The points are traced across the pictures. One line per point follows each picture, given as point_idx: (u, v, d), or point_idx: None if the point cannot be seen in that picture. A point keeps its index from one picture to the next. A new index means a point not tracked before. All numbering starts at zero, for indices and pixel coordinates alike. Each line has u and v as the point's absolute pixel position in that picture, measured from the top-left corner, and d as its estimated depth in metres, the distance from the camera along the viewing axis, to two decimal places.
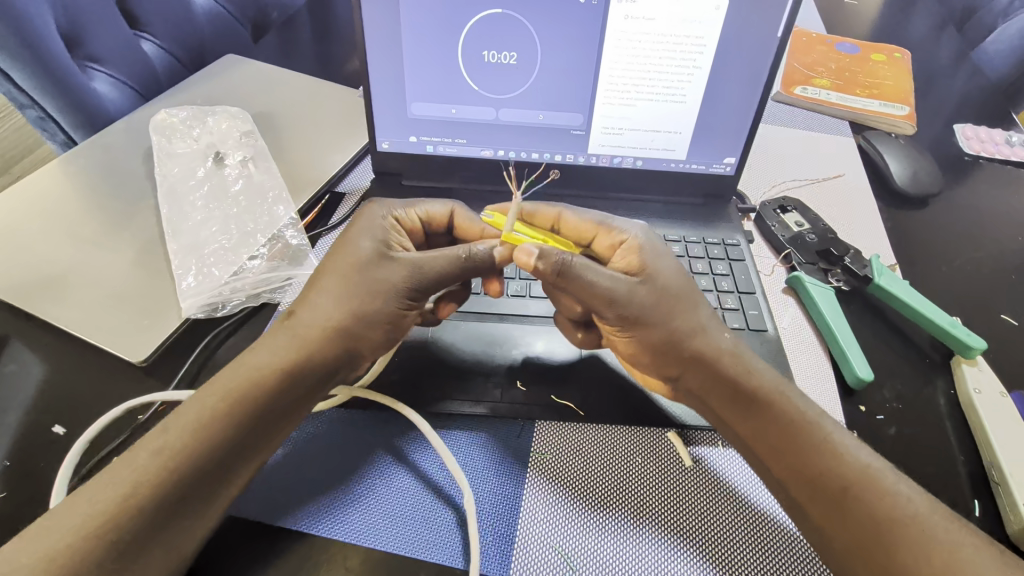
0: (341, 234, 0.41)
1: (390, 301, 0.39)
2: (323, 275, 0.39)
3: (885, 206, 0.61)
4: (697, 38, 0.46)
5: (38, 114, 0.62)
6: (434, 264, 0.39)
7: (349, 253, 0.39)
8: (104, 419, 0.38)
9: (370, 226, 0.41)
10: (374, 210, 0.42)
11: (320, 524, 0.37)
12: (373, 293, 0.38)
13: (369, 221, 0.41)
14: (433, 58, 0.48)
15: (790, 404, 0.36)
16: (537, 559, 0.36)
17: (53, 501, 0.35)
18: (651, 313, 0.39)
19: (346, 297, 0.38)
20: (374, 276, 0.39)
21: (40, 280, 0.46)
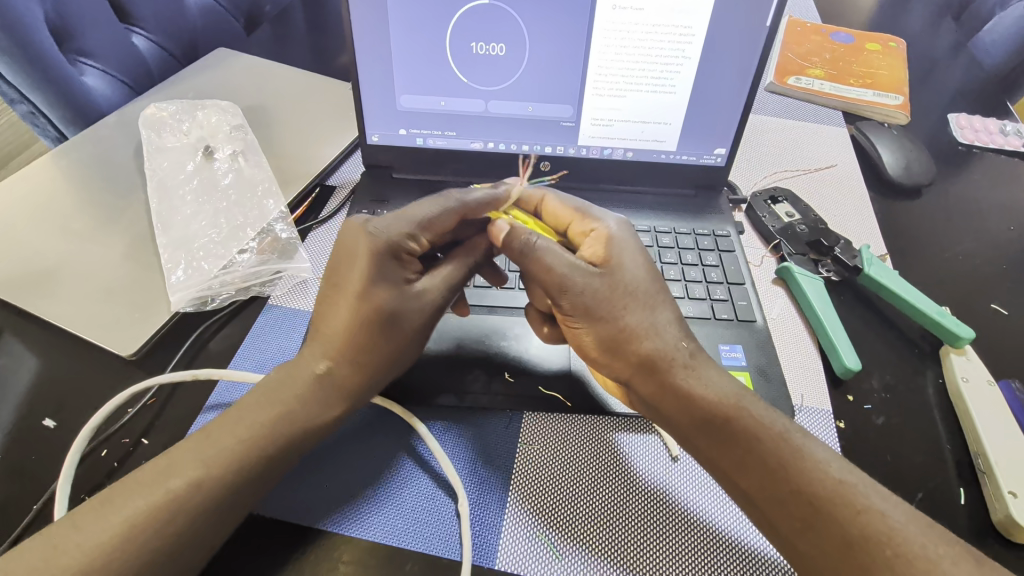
0: (337, 267, 0.38)
1: (425, 323, 0.40)
2: (335, 310, 0.38)
3: (877, 196, 0.61)
4: (684, 27, 0.46)
5: (28, 109, 0.62)
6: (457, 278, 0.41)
7: (375, 304, 0.37)
8: (103, 412, 0.39)
9: (380, 267, 0.38)
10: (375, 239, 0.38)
11: (310, 515, 0.37)
12: (407, 321, 0.39)
13: (376, 254, 0.38)
14: (421, 49, 0.48)
15: (746, 416, 0.35)
16: (521, 547, 0.36)
17: (58, 510, 0.35)
18: (603, 312, 0.38)
19: (380, 346, 0.38)
20: (413, 320, 0.39)
21: (30, 274, 0.46)
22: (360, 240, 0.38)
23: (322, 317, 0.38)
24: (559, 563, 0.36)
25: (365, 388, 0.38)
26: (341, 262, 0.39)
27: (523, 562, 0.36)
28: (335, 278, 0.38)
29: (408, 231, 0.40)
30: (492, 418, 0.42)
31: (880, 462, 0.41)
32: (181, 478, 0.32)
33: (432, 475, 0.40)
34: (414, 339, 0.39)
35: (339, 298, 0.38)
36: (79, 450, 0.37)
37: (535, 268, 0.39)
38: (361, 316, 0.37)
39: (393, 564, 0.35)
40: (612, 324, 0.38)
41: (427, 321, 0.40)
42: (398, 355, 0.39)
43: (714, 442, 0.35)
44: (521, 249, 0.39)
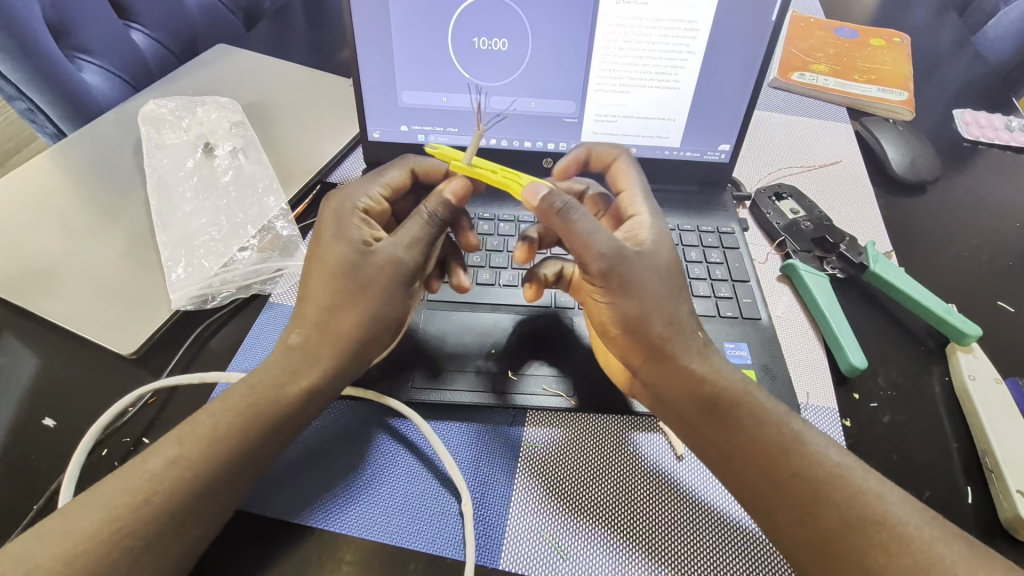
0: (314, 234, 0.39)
1: (396, 288, 0.38)
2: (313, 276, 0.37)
3: (882, 192, 0.60)
4: (690, 22, 0.45)
5: (27, 106, 0.61)
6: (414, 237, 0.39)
7: (331, 255, 0.37)
8: (103, 421, 0.37)
9: (339, 225, 0.39)
10: (338, 203, 0.40)
11: (312, 516, 0.37)
12: (374, 281, 0.37)
13: (336, 216, 0.39)
14: (422, 44, 0.47)
15: (754, 405, 0.35)
16: (527, 548, 0.36)
17: (62, 500, 0.35)
18: (627, 288, 0.37)
19: (340, 297, 0.37)
20: (367, 273, 0.37)
21: (29, 272, 0.46)
22: (334, 205, 0.40)
23: (308, 281, 0.38)
24: (564, 564, 0.35)
25: (324, 345, 0.36)
26: (322, 227, 0.39)
27: (528, 563, 0.35)
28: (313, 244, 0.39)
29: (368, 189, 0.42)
30: (496, 417, 0.42)
31: (887, 461, 0.41)
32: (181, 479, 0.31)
33: (436, 474, 0.39)
34: (371, 294, 0.37)
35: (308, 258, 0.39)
36: (88, 446, 0.37)
37: (573, 237, 0.37)
38: (337, 274, 0.37)
39: (397, 564, 0.35)
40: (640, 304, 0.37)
41: (398, 281, 0.38)
42: (362, 315, 0.37)
43: (719, 431, 0.35)
44: (559, 210, 0.37)
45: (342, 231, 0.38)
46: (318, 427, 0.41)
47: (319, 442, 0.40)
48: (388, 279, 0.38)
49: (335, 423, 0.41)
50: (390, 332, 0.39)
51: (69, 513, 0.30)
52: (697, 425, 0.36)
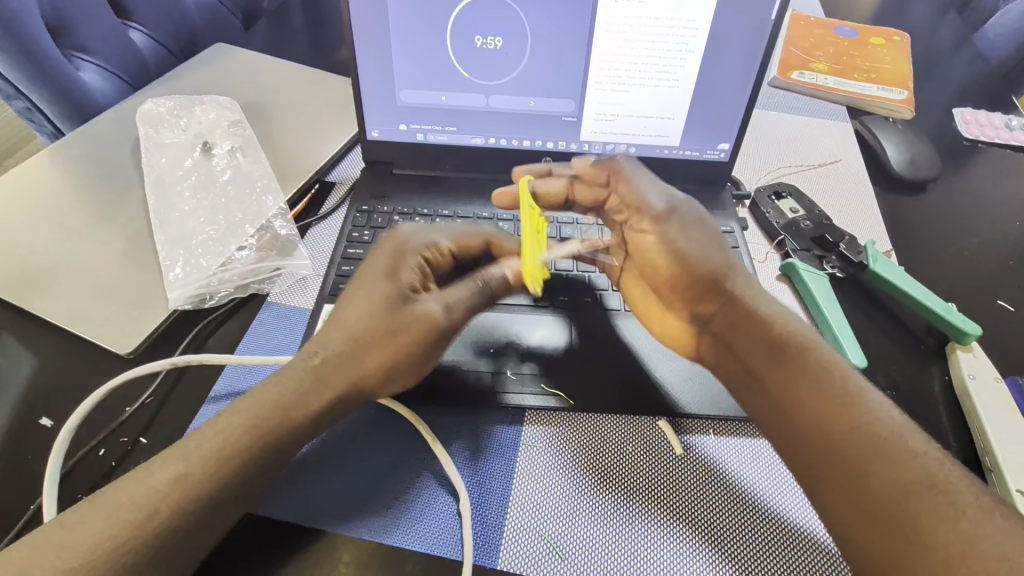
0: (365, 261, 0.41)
1: (423, 343, 0.39)
2: (353, 297, 0.39)
3: (882, 191, 0.60)
4: (689, 21, 0.45)
5: (24, 105, 0.61)
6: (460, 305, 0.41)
7: (377, 295, 0.39)
8: (76, 415, 0.38)
9: (391, 269, 0.40)
10: (399, 242, 0.42)
11: (309, 516, 0.37)
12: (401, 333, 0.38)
13: (392, 255, 0.41)
14: (421, 43, 0.47)
15: (819, 351, 0.36)
16: (525, 547, 0.36)
17: (47, 514, 0.34)
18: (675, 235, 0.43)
19: (369, 344, 0.37)
20: (404, 321, 0.38)
21: (27, 271, 0.45)
22: (394, 244, 0.42)
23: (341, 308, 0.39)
24: (562, 562, 0.35)
25: (336, 376, 0.36)
26: (379, 260, 0.41)
27: (525, 561, 0.35)
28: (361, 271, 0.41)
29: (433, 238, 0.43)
30: (494, 417, 0.42)
31: None
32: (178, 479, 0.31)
33: (433, 473, 0.39)
34: (403, 342, 0.38)
35: (356, 284, 0.40)
36: (63, 447, 0.37)
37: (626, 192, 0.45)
38: (381, 322, 0.38)
39: (394, 565, 0.35)
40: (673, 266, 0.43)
41: (425, 342, 0.39)
42: (383, 360, 0.38)
43: (782, 372, 0.36)
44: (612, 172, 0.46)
45: (394, 275, 0.40)
46: None
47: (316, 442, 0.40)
48: (420, 333, 0.39)
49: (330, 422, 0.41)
50: (402, 379, 0.39)
51: (66, 514, 0.30)
52: (759, 370, 0.37)
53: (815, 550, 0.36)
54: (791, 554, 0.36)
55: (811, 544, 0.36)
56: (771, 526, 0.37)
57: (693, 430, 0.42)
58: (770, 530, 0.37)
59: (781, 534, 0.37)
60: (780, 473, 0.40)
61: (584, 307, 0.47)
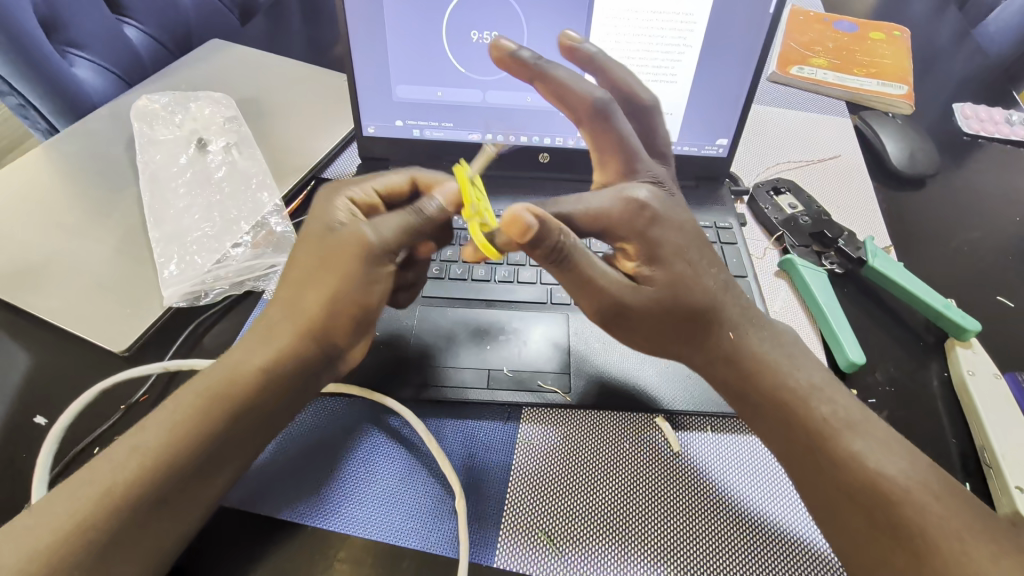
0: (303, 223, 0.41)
1: (357, 268, 0.37)
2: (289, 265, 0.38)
3: (881, 187, 0.60)
4: (686, 15, 0.45)
5: (19, 102, 0.61)
6: (391, 228, 0.39)
7: (314, 252, 0.38)
8: (77, 407, 0.38)
9: (321, 220, 0.39)
10: (328, 196, 0.41)
11: (306, 514, 0.36)
12: (334, 264, 0.37)
13: (320, 208, 0.40)
14: (416, 38, 0.47)
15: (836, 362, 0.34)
16: (521, 545, 0.36)
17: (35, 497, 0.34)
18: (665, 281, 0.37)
19: (315, 291, 0.37)
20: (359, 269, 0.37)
21: (21, 268, 0.45)
22: (324, 200, 0.41)
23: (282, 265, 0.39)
24: (559, 562, 0.35)
25: (282, 325, 0.36)
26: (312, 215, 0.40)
27: (523, 559, 0.35)
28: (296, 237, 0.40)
29: (360, 189, 0.41)
30: (491, 415, 0.42)
31: None
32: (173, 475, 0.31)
33: (429, 470, 0.39)
34: (332, 270, 0.37)
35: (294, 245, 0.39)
36: (57, 437, 0.37)
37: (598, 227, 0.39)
38: (310, 261, 0.37)
39: (392, 564, 0.35)
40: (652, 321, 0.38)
41: (359, 269, 0.37)
42: (324, 294, 0.37)
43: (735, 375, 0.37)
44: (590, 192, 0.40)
45: (328, 225, 0.39)
46: (312, 425, 0.40)
47: (312, 440, 0.40)
48: (352, 253, 0.37)
49: (326, 419, 0.41)
50: (364, 315, 0.38)
51: None
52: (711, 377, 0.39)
53: (816, 543, 0.36)
54: (790, 552, 0.36)
55: (809, 541, 0.36)
56: (769, 523, 0.37)
57: (691, 427, 0.41)
58: (768, 526, 0.37)
59: (781, 529, 0.37)
60: (778, 470, 0.39)
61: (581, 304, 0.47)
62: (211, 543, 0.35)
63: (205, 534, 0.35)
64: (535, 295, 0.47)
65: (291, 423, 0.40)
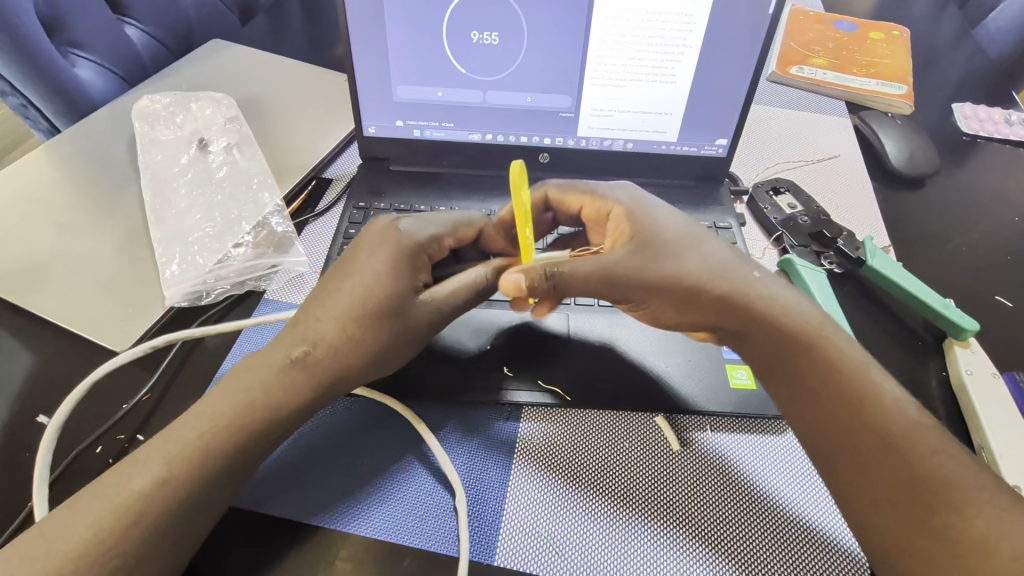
0: (353, 258, 0.39)
1: (417, 341, 0.39)
2: (332, 303, 0.37)
3: (880, 186, 0.60)
4: (686, 16, 0.45)
5: (20, 102, 0.61)
6: (459, 295, 0.41)
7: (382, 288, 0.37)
8: (72, 397, 0.38)
9: (399, 265, 0.39)
10: (402, 233, 0.40)
11: (307, 512, 0.37)
12: (404, 331, 0.38)
13: (396, 248, 0.39)
14: (417, 40, 0.47)
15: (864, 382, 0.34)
16: (520, 542, 0.36)
17: (35, 508, 0.34)
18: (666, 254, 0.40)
19: (370, 334, 0.37)
20: (406, 318, 0.38)
21: (25, 268, 0.45)
22: (391, 234, 0.40)
23: (326, 300, 0.37)
24: (558, 559, 0.35)
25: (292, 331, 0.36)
26: (372, 248, 0.39)
27: (522, 555, 0.35)
28: (343, 269, 0.38)
29: (433, 232, 0.42)
30: (490, 415, 0.42)
31: None
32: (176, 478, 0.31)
33: (432, 471, 0.39)
34: (396, 333, 0.38)
35: (333, 291, 0.38)
36: (48, 450, 0.36)
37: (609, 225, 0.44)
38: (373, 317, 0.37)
39: (394, 563, 0.35)
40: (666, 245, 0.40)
41: (425, 335, 0.39)
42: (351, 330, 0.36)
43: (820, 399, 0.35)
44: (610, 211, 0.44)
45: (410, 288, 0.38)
46: (310, 425, 0.41)
47: (311, 437, 0.40)
48: (427, 326, 0.39)
49: (330, 420, 0.41)
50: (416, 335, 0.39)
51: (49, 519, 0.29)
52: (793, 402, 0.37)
53: (817, 539, 0.36)
54: (789, 555, 0.36)
55: (809, 541, 0.36)
56: (765, 523, 0.37)
57: (691, 427, 0.42)
58: (767, 527, 0.37)
59: (783, 527, 0.37)
60: (777, 471, 0.39)
61: (581, 304, 0.47)
62: (212, 546, 0.35)
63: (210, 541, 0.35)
64: None
65: None
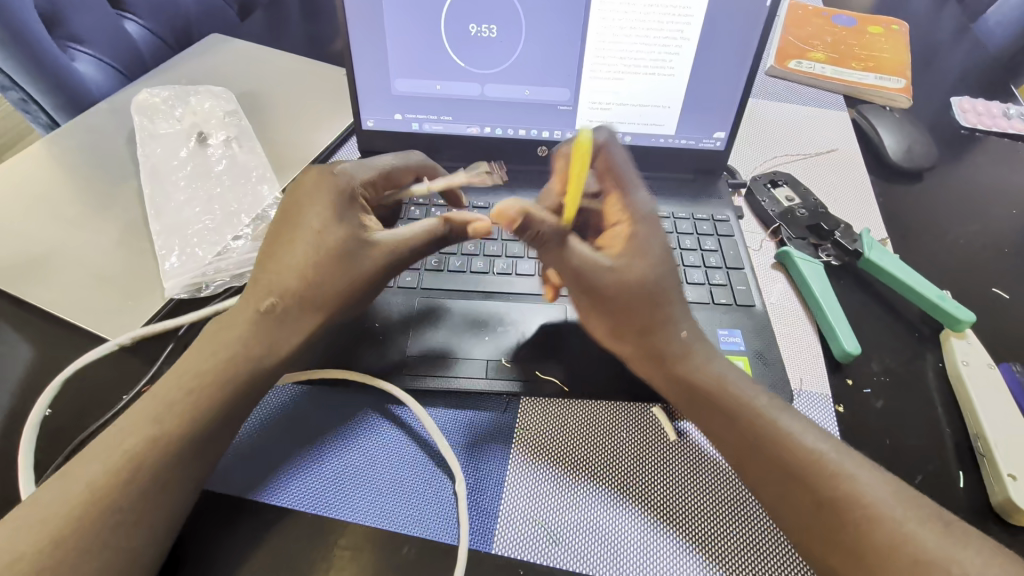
0: (291, 206, 0.39)
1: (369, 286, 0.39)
2: (280, 251, 0.37)
3: (878, 179, 0.60)
4: (683, 8, 0.45)
5: (20, 96, 0.61)
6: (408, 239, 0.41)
7: (327, 233, 0.37)
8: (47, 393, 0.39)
9: (336, 210, 0.38)
10: (332, 178, 0.39)
11: (306, 501, 0.37)
12: (350, 277, 0.38)
13: (328, 192, 0.39)
14: (415, 33, 0.47)
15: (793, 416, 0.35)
16: (517, 530, 0.36)
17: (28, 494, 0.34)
18: (629, 294, 0.38)
19: (317, 279, 0.37)
20: (352, 263, 0.38)
21: (24, 260, 0.46)
22: (324, 178, 0.39)
23: (275, 247, 0.38)
24: (555, 546, 0.36)
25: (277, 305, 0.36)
26: (305, 196, 0.39)
27: (518, 543, 0.36)
28: (283, 216, 0.39)
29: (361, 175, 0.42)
30: (489, 405, 0.42)
31: (880, 446, 0.41)
32: (175, 464, 0.32)
33: (429, 457, 0.39)
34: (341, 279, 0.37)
35: (277, 235, 0.38)
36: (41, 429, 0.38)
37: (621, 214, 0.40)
38: (319, 257, 0.37)
39: (391, 551, 0.35)
40: (631, 285, 0.38)
41: (380, 276, 0.40)
42: (301, 271, 0.37)
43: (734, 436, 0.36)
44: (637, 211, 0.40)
45: (351, 234, 0.38)
46: (310, 414, 0.41)
47: (311, 426, 0.40)
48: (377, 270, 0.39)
49: (326, 406, 0.41)
50: (369, 282, 0.39)
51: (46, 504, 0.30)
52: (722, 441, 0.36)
53: None
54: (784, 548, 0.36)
55: None
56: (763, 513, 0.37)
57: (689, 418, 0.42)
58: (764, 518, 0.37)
59: None
60: None
61: None
62: (209, 531, 0.35)
63: (196, 511, 0.36)
64: (533, 286, 0.47)
65: (289, 412, 0.41)
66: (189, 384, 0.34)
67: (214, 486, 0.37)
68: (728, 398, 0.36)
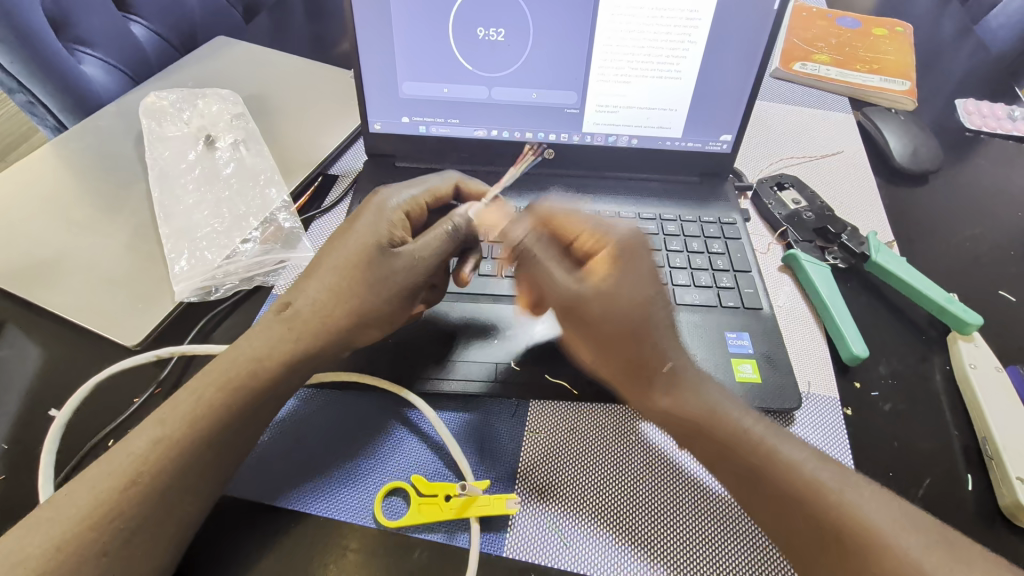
0: (345, 223, 0.42)
1: (393, 299, 0.40)
2: (319, 269, 0.39)
3: (883, 181, 0.60)
4: (690, 12, 0.45)
5: (27, 99, 0.61)
6: (431, 252, 0.41)
7: (359, 238, 0.40)
8: (74, 401, 0.38)
9: (370, 224, 0.40)
10: (382, 198, 0.42)
11: (318, 504, 0.37)
12: (374, 285, 0.39)
13: (375, 211, 0.41)
14: (423, 37, 0.47)
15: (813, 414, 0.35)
16: (528, 532, 0.36)
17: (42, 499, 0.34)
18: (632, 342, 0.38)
19: (344, 285, 0.39)
20: (377, 272, 0.39)
21: (33, 263, 0.46)
22: (373, 200, 0.42)
23: (318, 259, 0.40)
24: (565, 549, 0.36)
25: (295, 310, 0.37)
26: (354, 216, 0.42)
27: (530, 546, 0.36)
28: (336, 232, 0.41)
29: (409, 194, 0.43)
30: (497, 408, 0.42)
31: (887, 449, 0.41)
32: (188, 467, 0.32)
33: (441, 458, 0.40)
34: (365, 286, 0.39)
35: (327, 247, 0.41)
36: (58, 435, 0.37)
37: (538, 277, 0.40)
38: (350, 267, 0.39)
39: (401, 555, 0.35)
40: (618, 327, 0.37)
41: (409, 287, 0.40)
42: (335, 282, 0.39)
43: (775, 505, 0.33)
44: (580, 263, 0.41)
45: (380, 245, 0.39)
46: (321, 418, 0.41)
47: (321, 429, 0.41)
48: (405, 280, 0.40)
49: (337, 409, 0.42)
50: (394, 286, 0.39)
51: (55, 506, 0.29)
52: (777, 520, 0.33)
53: None
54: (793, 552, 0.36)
55: None
56: None
57: None
58: None
59: None
60: None
61: None
62: (221, 534, 0.36)
63: (212, 517, 0.36)
64: None
65: (299, 416, 0.41)
66: (199, 386, 0.33)
67: (231, 492, 0.37)
68: (744, 438, 0.34)
